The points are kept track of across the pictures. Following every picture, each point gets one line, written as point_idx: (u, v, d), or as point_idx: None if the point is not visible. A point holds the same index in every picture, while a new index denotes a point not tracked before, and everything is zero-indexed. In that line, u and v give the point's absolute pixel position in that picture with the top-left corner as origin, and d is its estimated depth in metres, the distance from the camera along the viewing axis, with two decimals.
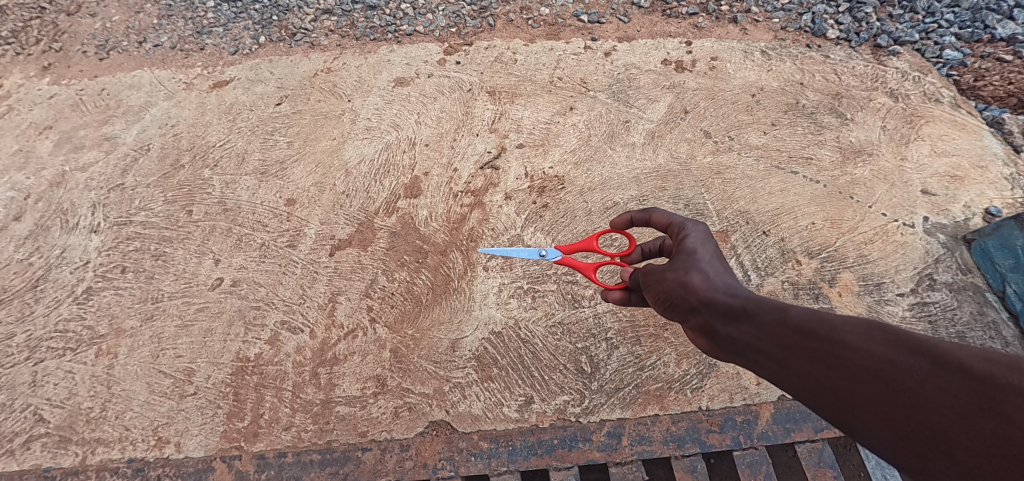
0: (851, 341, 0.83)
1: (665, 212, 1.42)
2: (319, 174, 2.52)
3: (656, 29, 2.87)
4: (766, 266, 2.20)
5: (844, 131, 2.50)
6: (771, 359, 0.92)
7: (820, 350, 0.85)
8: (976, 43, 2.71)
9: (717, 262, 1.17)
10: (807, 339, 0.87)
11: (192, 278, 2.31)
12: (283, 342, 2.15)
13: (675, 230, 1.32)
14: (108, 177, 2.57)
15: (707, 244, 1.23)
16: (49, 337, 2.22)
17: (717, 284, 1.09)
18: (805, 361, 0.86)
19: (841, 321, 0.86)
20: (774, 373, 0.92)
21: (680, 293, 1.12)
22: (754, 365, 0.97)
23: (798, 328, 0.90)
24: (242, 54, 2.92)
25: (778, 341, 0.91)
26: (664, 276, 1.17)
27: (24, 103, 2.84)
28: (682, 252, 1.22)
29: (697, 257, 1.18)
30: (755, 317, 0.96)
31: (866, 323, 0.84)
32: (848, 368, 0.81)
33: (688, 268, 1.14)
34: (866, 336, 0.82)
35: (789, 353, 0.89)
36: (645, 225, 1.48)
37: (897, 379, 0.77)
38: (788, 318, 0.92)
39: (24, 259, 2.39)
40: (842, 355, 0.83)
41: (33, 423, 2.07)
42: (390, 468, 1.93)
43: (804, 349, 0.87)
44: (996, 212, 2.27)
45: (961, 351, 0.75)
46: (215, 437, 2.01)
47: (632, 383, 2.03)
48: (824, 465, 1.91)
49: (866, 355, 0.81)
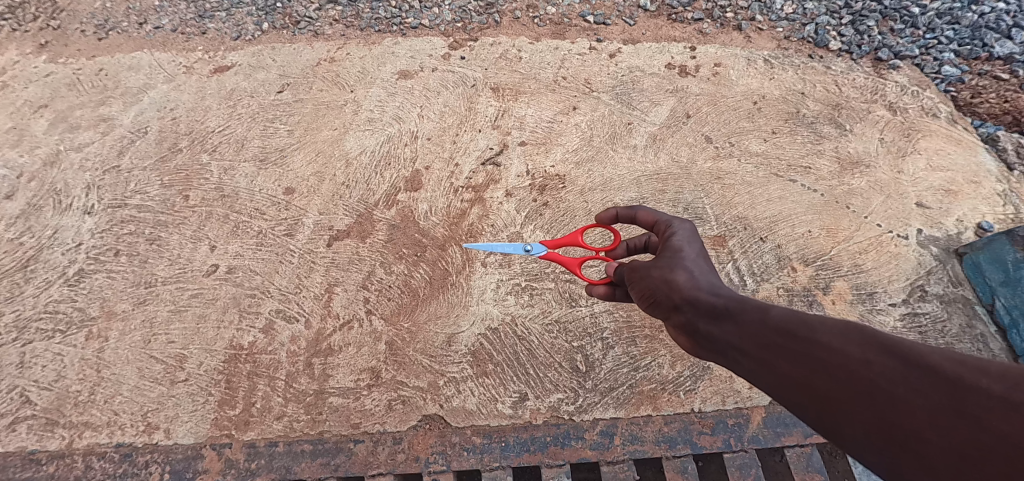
0: (828, 341, 0.84)
1: (652, 209, 1.43)
2: (320, 163, 2.50)
3: (661, 33, 2.89)
4: (762, 272, 2.23)
5: (843, 142, 2.53)
6: (751, 358, 0.93)
7: (799, 350, 0.86)
8: (974, 61, 2.75)
9: (702, 261, 1.18)
10: (786, 339, 0.88)
11: (187, 264, 2.29)
12: (277, 332, 2.14)
13: (662, 227, 1.33)
14: (104, 158, 2.54)
15: (693, 244, 1.24)
16: (38, 318, 2.19)
17: (701, 284, 1.10)
18: (783, 360, 0.87)
19: (820, 322, 0.87)
20: (753, 373, 0.93)
21: (665, 291, 1.13)
22: (734, 364, 0.98)
23: (777, 328, 0.91)
24: (245, 40, 2.90)
25: (758, 340, 0.92)
26: (649, 274, 1.18)
27: (19, 80, 2.80)
28: (668, 250, 1.23)
29: (683, 255, 1.19)
30: (738, 317, 0.97)
31: (843, 324, 0.85)
32: (826, 367, 0.82)
33: (673, 266, 1.16)
34: (844, 337, 0.83)
35: (768, 353, 0.90)
36: (632, 223, 1.49)
37: (872, 380, 0.77)
38: (769, 319, 0.93)
39: (14, 239, 2.35)
40: (820, 355, 0.83)
41: (19, 405, 2.04)
42: (383, 461, 1.92)
43: (783, 349, 0.88)
44: (988, 227, 2.30)
45: (936, 353, 0.75)
46: (205, 424, 1.99)
47: (626, 383, 2.04)
48: (813, 469, 1.93)
49: (844, 355, 0.81)
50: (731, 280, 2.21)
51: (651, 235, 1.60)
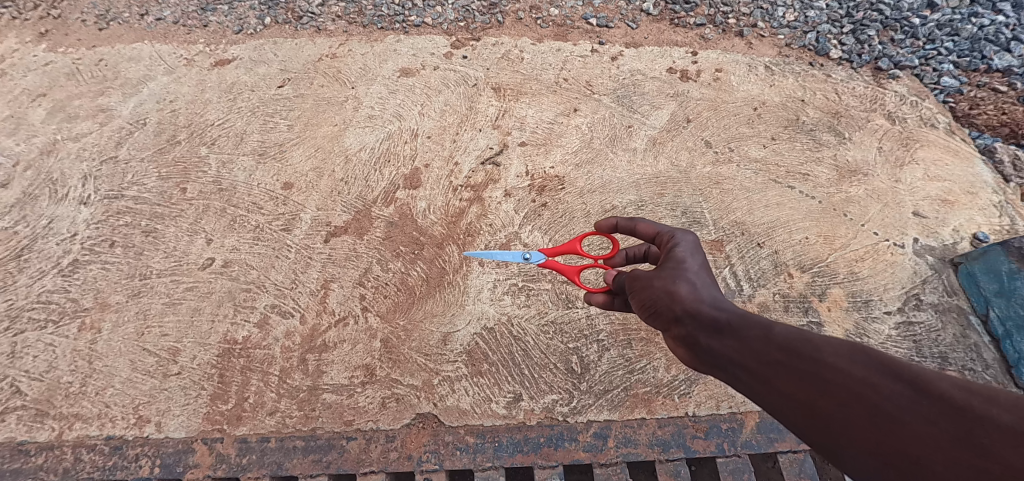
0: (834, 362, 0.84)
1: (652, 221, 1.43)
2: (319, 158, 2.50)
3: (663, 37, 2.90)
4: (758, 277, 2.23)
5: (841, 149, 2.54)
6: (751, 375, 0.93)
7: (804, 369, 0.86)
8: (973, 72, 2.76)
9: (704, 273, 1.18)
10: (790, 357, 0.88)
11: (182, 257, 2.27)
12: (272, 326, 2.13)
13: (664, 238, 1.33)
14: (102, 148, 2.53)
15: (696, 256, 1.24)
16: (30, 307, 2.18)
17: (703, 296, 1.10)
18: (786, 378, 0.87)
19: (825, 342, 0.87)
20: (752, 390, 0.93)
21: (666, 301, 1.13)
22: (731, 378, 0.98)
23: (781, 345, 0.91)
24: (246, 33, 2.89)
25: (761, 357, 0.92)
26: (651, 284, 1.18)
27: (18, 68, 2.79)
28: (670, 260, 1.23)
29: (685, 267, 1.19)
30: (740, 332, 0.97)
31: (849, 346, 0.86)
32: (831, 389, 0.82)
33: (675, 278, 1.16)
34: (851, 359, 0.84)
35: (771, 370, 0.90)
36: (630, 234, 1.50)
37: (879, 404, 0.78)
38: (772, 336, 0.93)
39: (10, 228, 2.34)
40: (825, 376, 0.84)
41: (9, 395, 2.02)
42: (375, 459, 1.91)
43: (786, 367, 0.88)
44: (984, 237, 2.31)
45: (944, 379, 0.77)
46: (197, 418, 1.98)
47: (620, 385, 2.04)
48: (805, 475, 1.93)
49: (850, 377, 0.82)
50: (727, 285, 2.21)
51: (649, 245, 1.63)
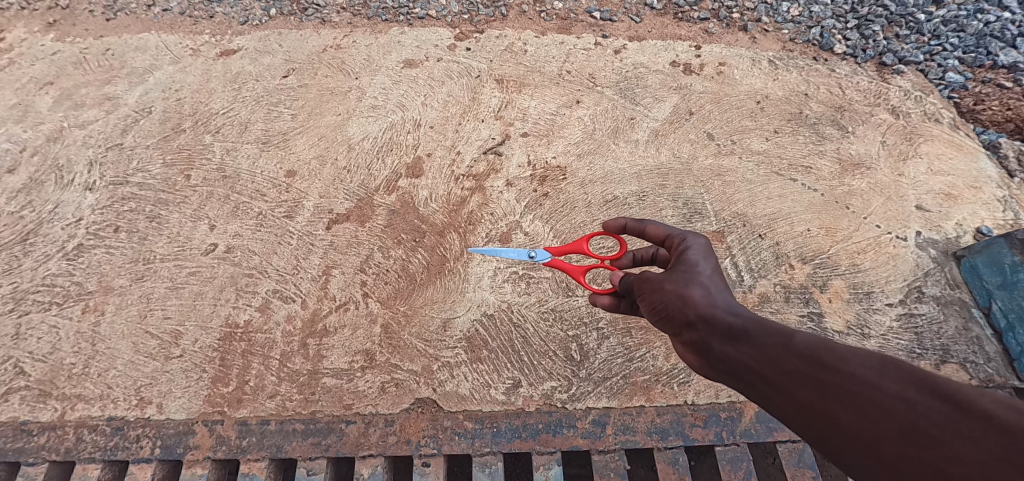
0: (861, 374, 0.84)
1: (661, 223, 1.44)
2: (321, 147, 2.52)
3: (667, 31, 2.91)
4: (759, 268, 2.22)
5: (844, 143, 2.54)
6: (771, 384, 0.93)
7: (827, 380, 0.86)
8: (978, 69, 2.77)
9: (717, 278, 1.19)
10: (813, 367, 0.89)
11: (185, 242, 2.29)
12: (273, 310, 2.14)
13: (675, 241, 1.34)
14: (108, 136, 2.56)
15: (708, 259, 1.25)
16: (35, 290, 2.20)
17: (716, 301, 1.10)
18: (807, 388, 0.87)
19: (852, 354, 0.87)
20: (769, 398, 0.94)
21: (678, 306, 1.13)
22: (748, 388, 0.98)
23: (803, 355, 0.91)
24: (252, 25, 2.92)
25: (781, 366, 0.93)
26: (662, 287, 1.19)
27: (25, 57, 2.82)
28: (682, 264, 1.24)
29: (697, 271, 1.20)
30: (758, 340, 0.98)
31: (877, 359, 0.85)
32: (857, 401, 0.82)
33: (687, 281, 1.16)
34: (879, 372, 0.83)
35: (791, 380, 0.90)
36: (639, 236, 1.51)
37: (909, 419, 0.77)
38: (792, 345, 0.94)
39: (15, 212, 2.36)
40: (850, 389, 0.83)
41: (13, 376, 2.04)
42: (373, 442, 1.91)
43: (808, 377, 0.88)
44: (987, 231, 2.30)
45: (984, 397, 0.75)
46: (198, 400, 1.99)
47: (620, 373, 2.04)
48: (804, 465, 1.92)
49: (879, 391, 0.81)
50: (726, 275, 2.21)
51: (658, 248, 1.62)
